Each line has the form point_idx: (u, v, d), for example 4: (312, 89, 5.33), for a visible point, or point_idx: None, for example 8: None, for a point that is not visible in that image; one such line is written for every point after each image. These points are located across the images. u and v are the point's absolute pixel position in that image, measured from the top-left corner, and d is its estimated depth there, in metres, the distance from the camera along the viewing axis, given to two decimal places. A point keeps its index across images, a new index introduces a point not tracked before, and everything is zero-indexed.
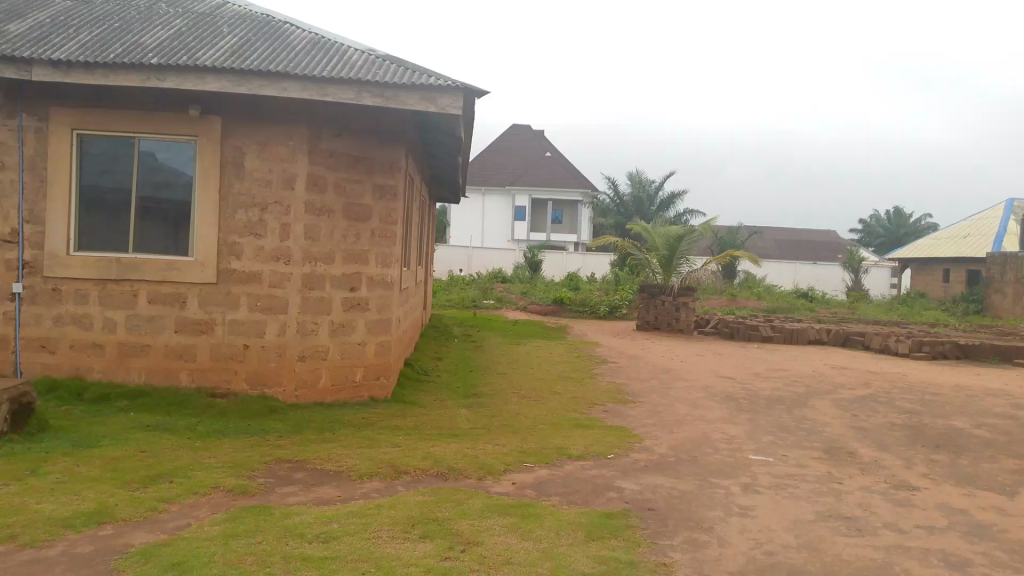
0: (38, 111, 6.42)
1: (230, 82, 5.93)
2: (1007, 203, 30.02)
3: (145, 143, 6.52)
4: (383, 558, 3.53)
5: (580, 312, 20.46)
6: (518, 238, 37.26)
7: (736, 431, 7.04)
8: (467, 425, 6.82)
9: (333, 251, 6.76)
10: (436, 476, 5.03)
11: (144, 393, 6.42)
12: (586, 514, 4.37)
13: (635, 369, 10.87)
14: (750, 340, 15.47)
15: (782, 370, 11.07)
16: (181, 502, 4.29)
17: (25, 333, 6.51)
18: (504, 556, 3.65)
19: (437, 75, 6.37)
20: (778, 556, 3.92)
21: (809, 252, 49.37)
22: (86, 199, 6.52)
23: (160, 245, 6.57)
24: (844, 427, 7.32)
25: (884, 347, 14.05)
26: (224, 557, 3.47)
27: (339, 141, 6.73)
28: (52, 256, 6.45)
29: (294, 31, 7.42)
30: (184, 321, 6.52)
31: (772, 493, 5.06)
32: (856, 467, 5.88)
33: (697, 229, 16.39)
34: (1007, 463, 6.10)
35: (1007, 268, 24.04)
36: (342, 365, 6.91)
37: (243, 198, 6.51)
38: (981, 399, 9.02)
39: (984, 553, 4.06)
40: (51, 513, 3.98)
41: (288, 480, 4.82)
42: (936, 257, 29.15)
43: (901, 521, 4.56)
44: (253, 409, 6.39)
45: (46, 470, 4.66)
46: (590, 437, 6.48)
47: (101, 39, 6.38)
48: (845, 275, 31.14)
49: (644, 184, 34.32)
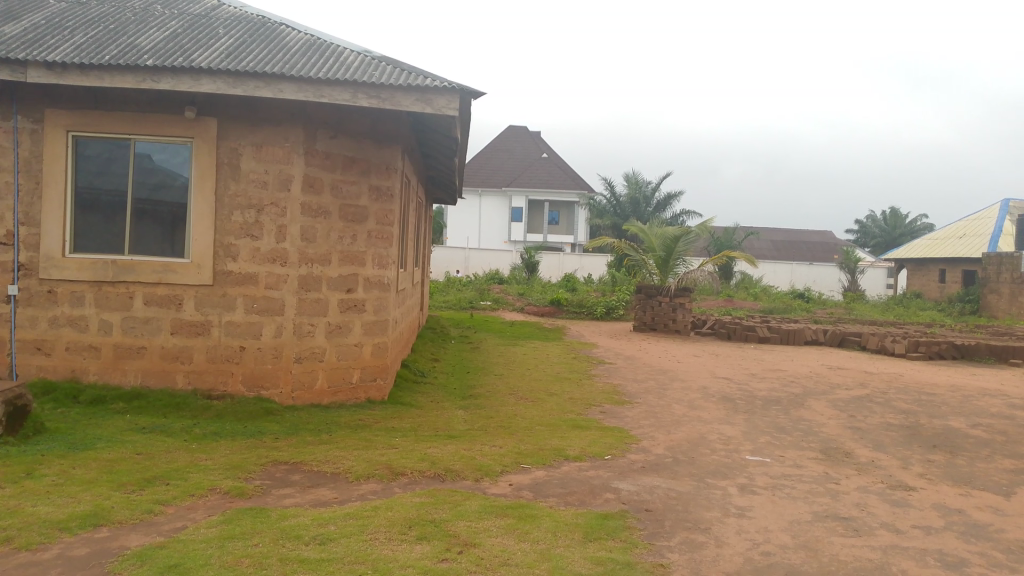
0: (34, 113, 6.40)
1: (226, 83, 5.92)
2: (1002, 204, 30.08)
3: (141, 145, 6.51)
4: (380, 560, 3.53)
5: (578, 313, 20.46)
6: (514, 239, 37.20)
7: (733, 432, 7.04)
8: (464, 426, 6.81)
9: (329, 252, 6.75)
10: (433, 477, 5.02)
11: (140, 395, 6.40)
12: (583, 514, 4.37)
13: (633, 370, 10.87)
14: (747, 340, 15.50)
15: (779, 371, 11.07)
16: (177, 504, 4.27)
17: (21, 335, 6.49)
18: (501, 557, 3.64)
19: (434, 76, 6.36)
20: (775, 557, 3.92)
21: (804, 251, 49.54)
22: (82, 200, 6.50)
23: (156, 246, 6.56)
24: (841, 428, 7.33)
25: (881, 347, 14.07)
26: (220, 559, 3.47)
27: (335, 143, 6.72)
28: (47, 257, 6.43)
29: (290, 32, 7.41)
30: (180, 323, 6.51)
31: (769, 494, 5.07)
32: (852, 467, 5.90)
33: (694, 230, 16.34)
34: (1004, 463, 6.11)
35: (1003, 269, 24.10)
36: (338, 366, 6.89)
37: (239, 200, 6.50)
38: (977, 399, 9.03)
39: (982, 553, 4.07)
40: (46, 515, 3.96)
41: (285, 482, 4.82)
42: (932, 258, 29.21)
43: (898, 521, 4.56)
44: (249, 410, 6.38)
45: (41, 472, 4.65)
46: (587, 438, 6.47)
47: (96, 40, 6.36)
48: (842, 276, 31.19)
49: (641, 185, 34.48)
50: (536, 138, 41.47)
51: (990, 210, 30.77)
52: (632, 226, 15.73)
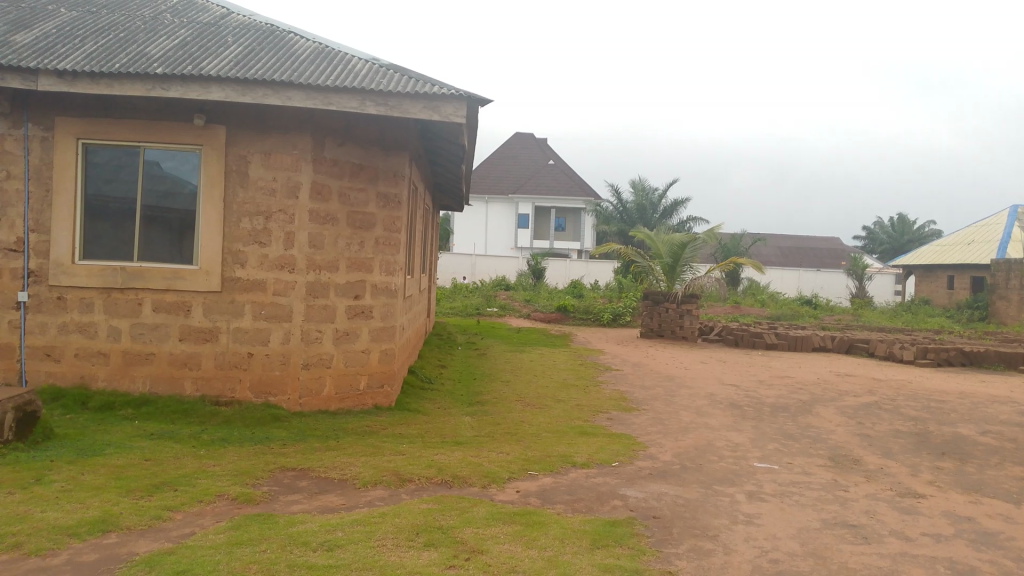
0: (45, 121, 6.45)
1: (235, 91, 5.96)
2: (1009, 212, 30.04)
3: (151, 152, 6.55)
4: (387, 566, 3.53)
5: (584, 319, 20.44)
6: (521, 245, 37.25)
7: (741, 439, 7.01)
8: (471, 433, 6.81)
9: (336, 259, 6.77)
10: (440, 484, 5.02)
11: (148, 401, 6.43)
12: (590, 522, 4.36)
13: (640, 376, 10.87)
14: (754, 347, 15.45)
15: (786, 378, 11.02)
16: (185, 510, 4.29)
17: (32, 341, 6.54)
18: (508, 564, 3.63)
19: (442, 84, 6.38)
20: (783, 564, 3.90)
21: (809, 258, 49.41)
22: (93, 208, 6.56)
23: (165, 253, 6.60)
24: (848, 435, 7.30)
25: (889, 354, 14.03)
26: (228, 565, 3.48)
27: (343, 150, 6.76)
28: (57, 264, 6.47)
29: (298, 40, 7.45)
30: (188, 329, 6.53)
31: (777, 501, 5.04)
32: (862, 474, 5.87)
33: (701, 237, 16.26)
34: (1013, 471, 6.07)
35: (1011, 275, 23.81)
36: (347, 372, 6.91)
37: (248, 206, 6.53)
38: (987, 407, 8.97)
39: (992, 562, 4.04)
40: (55, 521, 3.98)
41: (293, 488, 4.83)
42: (940, 264, 29.06)
43: (908, 529, 4.53)
44: (257, 417, 6.41)
45: (50, 478, 4.67)
46: (594, 445, 6.45)
47: (106, 48, 6.42)
48: (849, 282, 31.05)
49: (647, 192, 34.57)
50: (540, 142, 41.44)
51: (999, 216, 30.62)
52: (637, 230, 15.63)
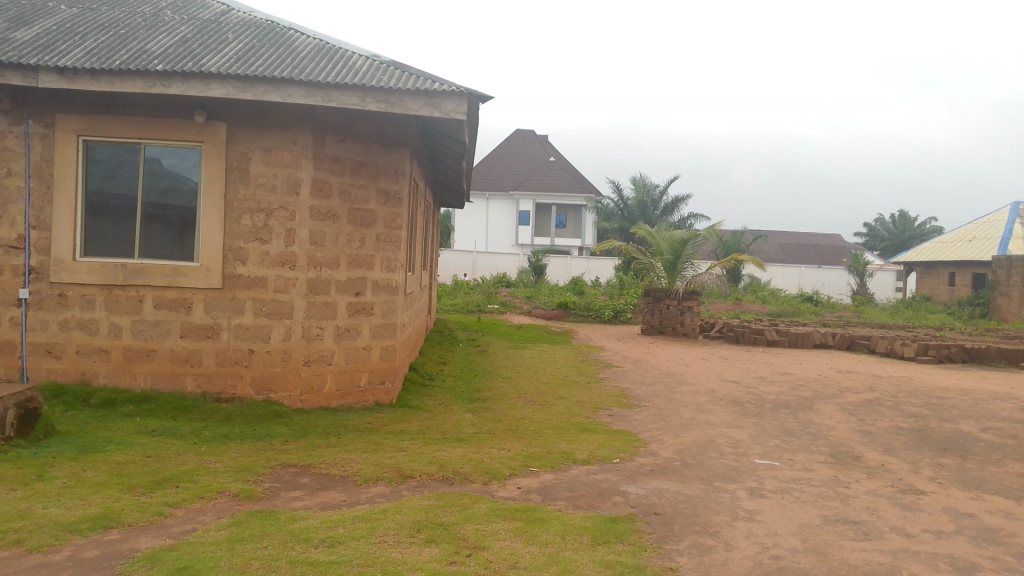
0: (45, 118, 6.45)
1: (236, 88, 5.95)
2: (1011, 208, 30.00)
3: (152, 149, 6.55)
4: (389, 562, 3.53)
5: (585, 316, 20.45)
6: (521, 242, 37.23)
7: (742, 435, 7.02)
8: (472, 429, 6.81)
9: (338, 255, 6.77)
10: (441, 480, 5.03)
11: (149, 398, 6.44)
12: (592, 518, 4.37)
13: (641, 373, 10.87)
14: (755, 343, 15.46)
15: (787, 375, 11.01)
16: (187, 506, 4.29)
17: (33, 338, 6.53)
18: (509, 560, 3.64)
19: (442, 80, 6.37)
20: (784, 561, 3.90)
21: (809, 255, 49.38)
22: (93, 205, 6.56)
23: (165, 249, 6.60)
24: (850, 431, 7.30)
25: (890, 351, 14.04)
26: (229, 561, 3.48)
27: (344, 147, 6.75)
28: (58, 261, 6.47)
29: (298, 37, 7.44)
30: (189, 326, 6.53)
31: (778, 498, 5.04)
32: (863, 470, 5.87)
33: (702, 233, 16.24)
34: (1014, 468, 6.07)
35: (1012, 272, 23.74)
36: (348, 369, 6.92)
37: (248, 203, 6.53)
38: (988, 403, 8.95)
39: (993, 558, 4.04)
40: (58, 517, 3.99)
41: (294, 484, 4.83)
42: (941, 260, 29.00)
43: (908, 525, 4.54)
44: (259, 413, 6.41)
45: (52, 474, 4.67)
46: (596, 442, 6.45)
47: (106, 45, 6.41)
48: (850, 279, 31.04)
49: (649, 188, 34.52)
50: (541, 139, 41.40)
51: (1000, 213, 30.60)
52: (638, 227, 15.62)
